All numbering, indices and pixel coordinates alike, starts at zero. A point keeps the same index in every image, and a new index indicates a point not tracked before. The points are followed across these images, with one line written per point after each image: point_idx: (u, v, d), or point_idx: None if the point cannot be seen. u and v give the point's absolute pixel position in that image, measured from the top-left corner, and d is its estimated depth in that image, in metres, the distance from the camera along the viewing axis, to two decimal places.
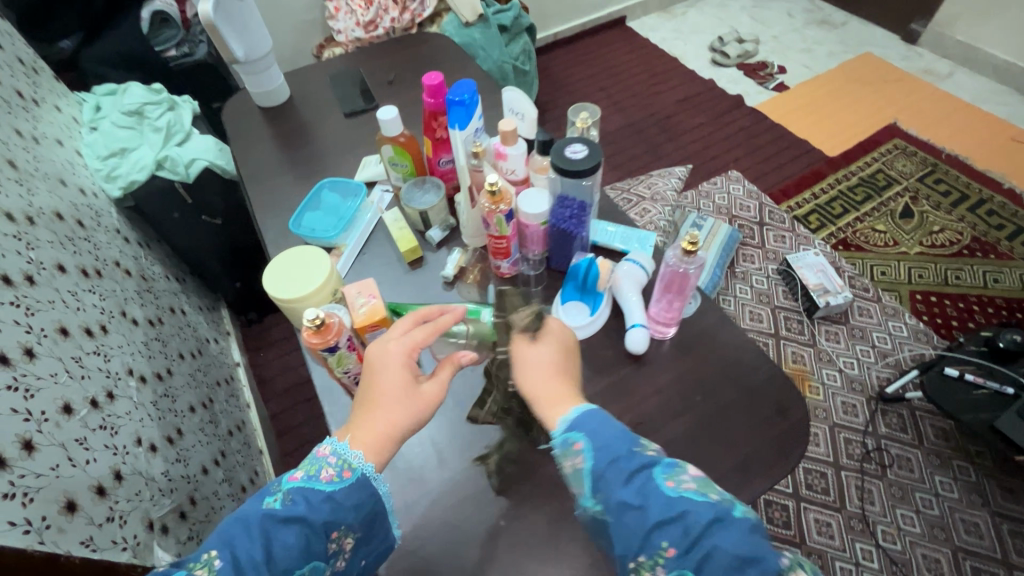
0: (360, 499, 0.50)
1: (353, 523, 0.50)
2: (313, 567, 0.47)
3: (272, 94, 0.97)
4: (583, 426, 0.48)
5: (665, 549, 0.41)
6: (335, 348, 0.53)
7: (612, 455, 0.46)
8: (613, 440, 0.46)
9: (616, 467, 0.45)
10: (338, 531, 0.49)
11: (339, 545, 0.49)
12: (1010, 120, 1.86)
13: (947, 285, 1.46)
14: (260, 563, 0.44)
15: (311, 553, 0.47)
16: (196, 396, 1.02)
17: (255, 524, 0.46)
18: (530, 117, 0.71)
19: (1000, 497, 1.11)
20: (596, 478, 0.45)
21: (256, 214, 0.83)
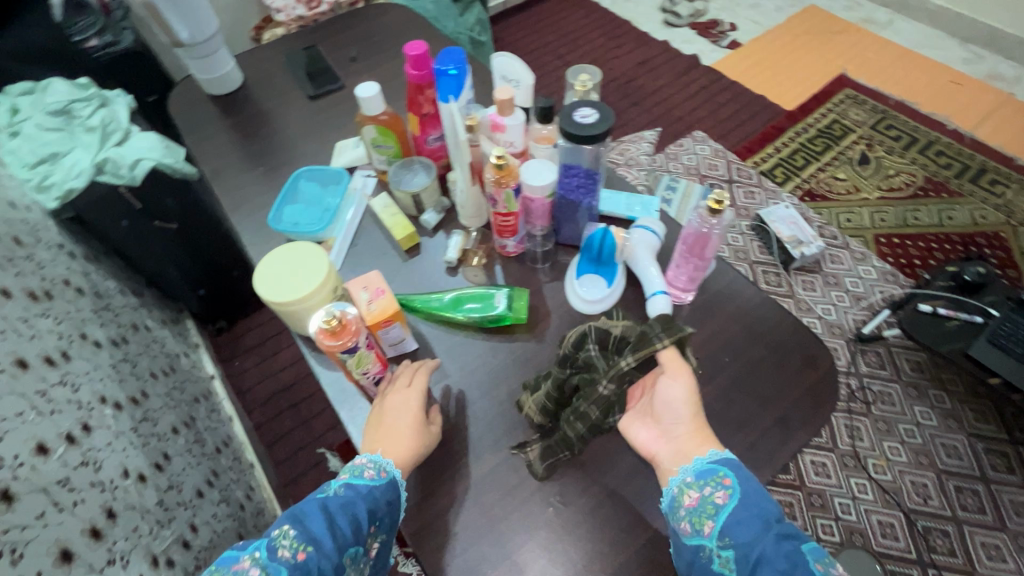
0: (394, 494, 0.51)
1: (386, 519, 0.51)
2: (358, 555, 0.47)
3: (223, 81, 0.88)
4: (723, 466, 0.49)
5: None
6: (355, 350, 0.49)
7: (757, 507, 0.45)
8: (761, 497, 0.46)
9: (761, 523, 0.44)
10: (376, 525, 0.50)
11: (371, 544, 0.50)
12: (948, 63, 1.95)
13: (907, 226, 1.53)
14: (326, 532, 0.45)
15: (359, 538, 0.47)
16: (178, 416, 0.95)
17: (314, 503, 0.47)
18: (525, 84, 0.68)
19: (974, 420, 1.19)
20: (733, 519, 0.45)
21: (227, 214, 0.76)
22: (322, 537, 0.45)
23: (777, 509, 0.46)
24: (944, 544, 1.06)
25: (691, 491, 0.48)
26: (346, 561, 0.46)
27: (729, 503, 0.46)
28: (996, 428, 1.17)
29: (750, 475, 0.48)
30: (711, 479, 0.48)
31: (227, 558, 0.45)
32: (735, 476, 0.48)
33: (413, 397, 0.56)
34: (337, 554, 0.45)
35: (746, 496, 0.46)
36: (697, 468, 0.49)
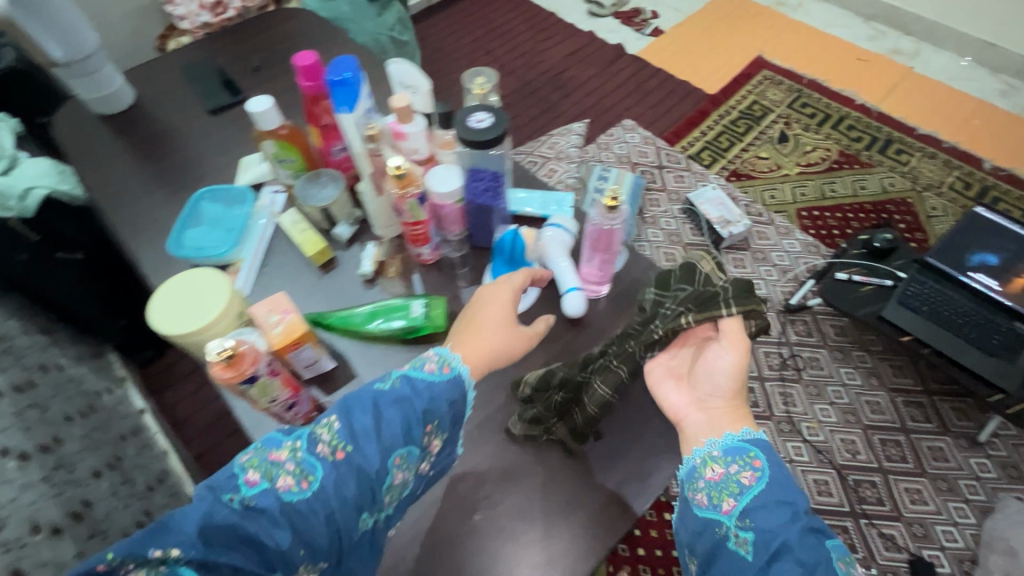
0: (452, 395, 0.52)
1: (444, 420, 0.52)
2: (409, 454, 0.49)
3: (111, 99, 0.82)
4: (761, 453, 0.54)
5: None
6: (255, 378, 0.45)
7: (784, 493, 0.50)
8: (787, 487, 0.51)
9: (786, 510, 0.49)
10: (432, 426, 0.51)
11: (429, 442, 0.52)
12: (854, 41, 2.05)
13: (826, 199, 1.62)
14: (369, 432, 0.48)
15: (407, 438, 0.49)
16: (99, 458, 0.89)
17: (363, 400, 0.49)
18: (423, 90, 0.68)
19: (892, 375, 1.27)
20: (754, 501, 0.50)
21: (125, 242, 0.72)
22: (364, 435, 0.48)
23: (802, 500, 0.50)
24: (874, 494, 1.13)
25: (718, 467, 0.54)
26: (392, 460, 0.48)
27: (755, 485, 0.51)
28: (913, 380, 1.26)
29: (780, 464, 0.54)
30: (741, 459, 0.53)
31: (274, 438, 0.49)
32: (765, 461, 0.53)
33: (507, 293, 0.57)
34: (379, 453, 0.48)
35: (773, 484, 0.51)
36: (728, 445, 0.55)
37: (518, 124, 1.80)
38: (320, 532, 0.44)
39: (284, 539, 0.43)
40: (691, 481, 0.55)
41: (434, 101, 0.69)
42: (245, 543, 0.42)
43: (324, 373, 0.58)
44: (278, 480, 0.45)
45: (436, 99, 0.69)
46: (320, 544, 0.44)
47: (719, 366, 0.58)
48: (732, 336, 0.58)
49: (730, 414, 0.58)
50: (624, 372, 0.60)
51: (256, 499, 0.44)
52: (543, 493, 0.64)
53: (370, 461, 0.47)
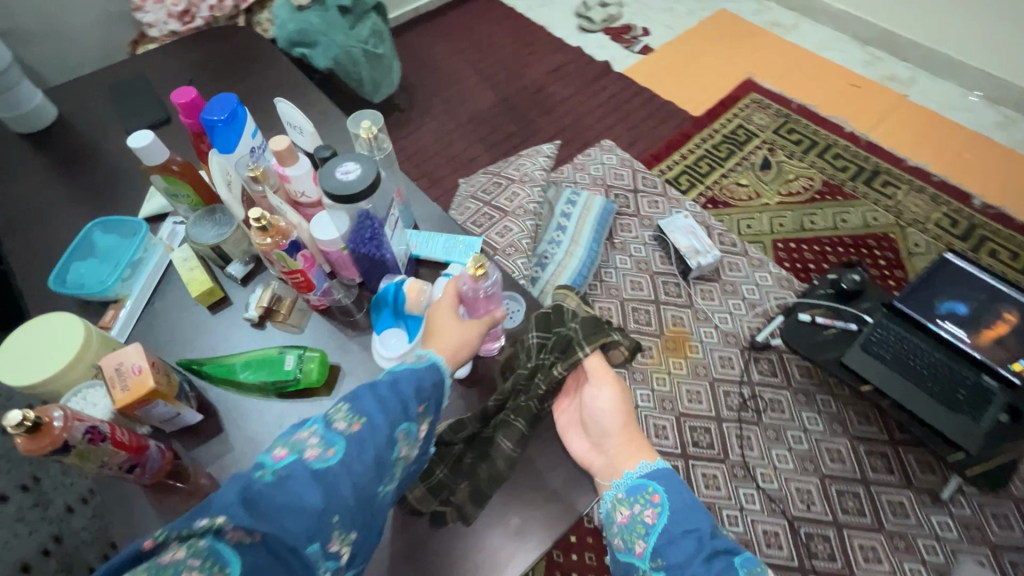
0: (442, 372, 0.52)
1: (433, 401, 0.51)
2: (409, 429, 0.49)
3: (30, 116, 0.80)
4: (661, 484, 0.57)
5: None
6: (68, 450, 0.42)
7: (688, 521, 0.53)
8: (690, 514, 0.54)
9: (692, 540, 0.52)
10: (424, 403, 0.50)
11: (421, 422, 0.51)
12: (848, 66, 1.97)
13: (803, 230, 1.56)
14: (375, 409, 0.46)
15: (408, 410, 0.48)
16: (11, 480, 0.87)
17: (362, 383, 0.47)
18: (308, 130, 0.64)
19: (856, 423, 1.21)
20: (662, 536, 0.53)
21: (19, 267, 0.70)
22: (369, 411, 0.46)
23: (708, 520, 0.54)
24: (825, 548, 1.08)
25: (624, 509, 0.57)
26: (398, 433, 0.47)
27: (658, 522, 0.54)
28: (878, 429, 1.20)
29: (682, 488, 0.56)
30: (641, 497, 0.56)
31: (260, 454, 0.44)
32: (662, 494, 0.56)
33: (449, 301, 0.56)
34: (386, 427, 0.46)
35: (675, 514, 0.54)
36: (629, 485, 0.58)
37: (494, 140, 1.77)
38: (340, 504, 0.42)
39: (317, 505, 0.40)
40: (608, 523, 0.59)
41: (319, 141, 0.64)
42: (277, 516, 0.39)
43: (191, 425, 0.55)
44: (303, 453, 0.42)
45: (320, 139, 0.65)
46: (348, 512, 0.42)
47: (598, 403, 0.62)
48: (598, 370, 0.63)
49: (629, 447, 0.60)
50: (523, 424, 0.62)
51: (288, 470, 0.41)
52: (417, 561, 0.59)
53: (381, 433, 0.45)
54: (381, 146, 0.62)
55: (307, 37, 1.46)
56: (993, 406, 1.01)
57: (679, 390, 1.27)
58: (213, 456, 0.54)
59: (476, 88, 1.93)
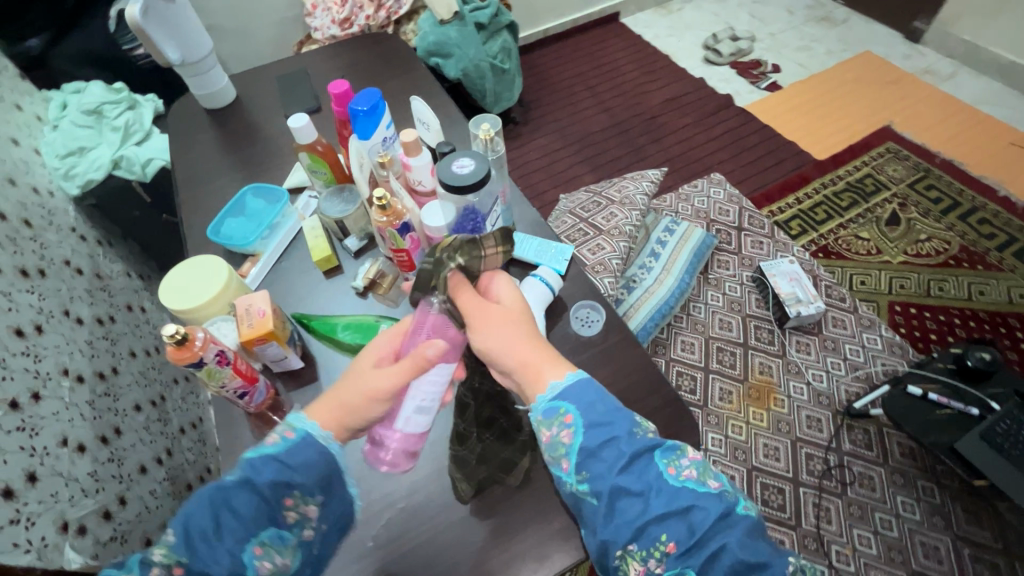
0: (311, 455, 0.46)
1: (311, 485, 0.46)
2: (274, 536, 0.44)
3: (217, 95, 0.97)
4: (573, 396, 0.47)
5: (665, 539, 0.42)
6: (201, 364, 0.49)
7: (604, 424, 0.46)
8: (608, 421, 0.46)
9: (613, 447, 0.45)
10: (294, 495, 0.45)
11: (300, 513, 0.46)
12: (1014, 124, 1.74)
13: (928, 297, 1.40)
14: (209, 535, 0.41)
15: (263, 520, 0.43)
16: (145, 394, 1.03)
17: (202, 497, 0.43)
18: (434, 128, 0.71)
19: (963, 521, 1.07)
20: (585, 454, 0.45)
21: (185, 218, 0.83)
22: (203, 540, 0.41)
23: (627, 417, 0.47)
24: None
25: (542, 430, 0.47)
26: (254, 551, 0.42)
27: (576, 438, 0.46)
28: (990, 535, 1.05)
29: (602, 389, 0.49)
30: (555, 417, 0.47)
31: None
32: (577, 412, 0.46)
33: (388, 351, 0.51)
34: (229, 553, 0.41)
35: (592, 427, 0.46)
36: (543, 406, 0.48)
37: (599, 161, 1.80)
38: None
39: None
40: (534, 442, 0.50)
41: (442, 138, 0.71)
42: None
43: (292, 370, 0.62)
44: None
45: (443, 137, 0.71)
46: None
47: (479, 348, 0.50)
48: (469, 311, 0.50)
49: (548, 364, 0.49)
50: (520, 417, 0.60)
51: None
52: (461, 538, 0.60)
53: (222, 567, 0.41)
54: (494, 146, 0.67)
55: (443, 49, 1.58)
56: None
57: (755, 443, 1.19)
58: (306, 400, 0.60)
59: (590, 110, 1.97)
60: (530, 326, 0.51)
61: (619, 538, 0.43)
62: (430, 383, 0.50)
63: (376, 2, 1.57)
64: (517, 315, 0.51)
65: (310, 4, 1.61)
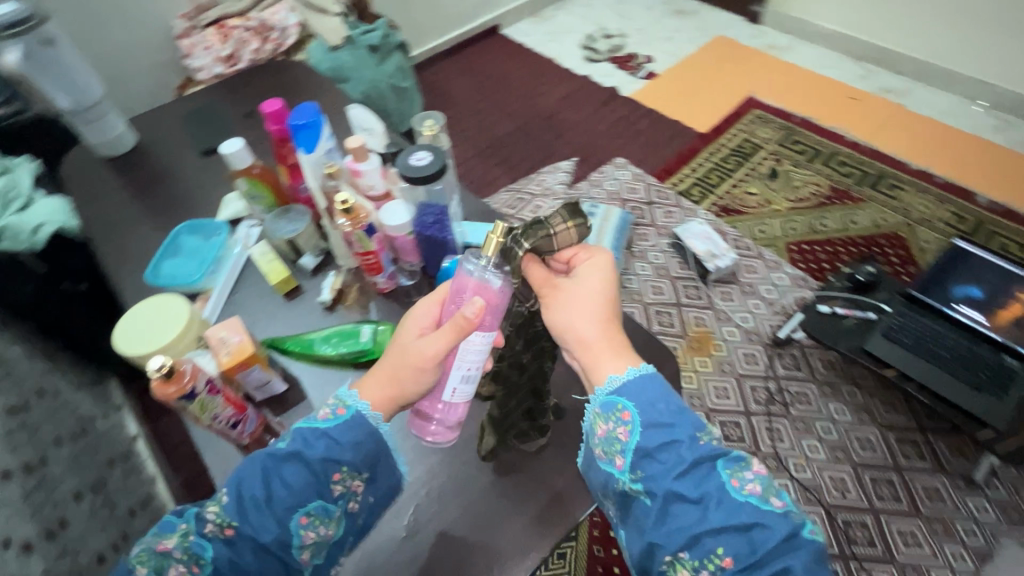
0: (357, 437, 0.51)
1: (356, 464, 0.51)
2: (319, 509, 0.50)
3: (115, 142, 0.91)
4: (637, 395, 0.51)
5: (719, 551, 0.45)
6: (193, 396, 0.48)
7: (666, 427, 0.49)
8: (671, 424, 0.49)
9: (673, 450, 0.48)
10: (340, 471, 0.51)
11: (346, 487, 0.51)
12: (845, 81, 2.06)
13: (815, 233, 1.62)
14: (260, 502, 0.48)
15: (310, 492, 0.49)
16: (83, 481, 0.91)
17: (258, 464, 0.49)
18: (378, 131, 0.77)
19: (884, 412, 1.24)
20: (643, 453, 0.49)
21: (112, 271, 0.78)
22: (255, 507, 0.48)
23: (689, 423, 0.50)
24: (863, 534, 1.09)
25: (601, 424, 0.52)
26: (300, 519, 0.49)
27: (633, 437, 0.50)
28: (906, 418, 1.22)
29: (667, 389, 0.52)
30: (613, 413, 0.51)
31: (170, 521, 0.51)
32: (635, 410, 0.50)
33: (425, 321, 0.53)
34: (277, 520, 0.48)
35: (650, 427, 0.50)
36: (603, 400, 0.52)
37: (512, 163, 1.87)
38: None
39: None
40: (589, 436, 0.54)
41: (388, 141, 0.77)
42: None
43: (276, 396, 0.61)
44: (167, 570, 0.47)
45: (389, 140, 0.77)
46: None
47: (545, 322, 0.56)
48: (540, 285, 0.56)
49: (612, 354, 0.54)
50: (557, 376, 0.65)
51: None
52: (480, 516, 0.63)
53: (270, 531, 0.48)
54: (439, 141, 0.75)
55: (340, 74, 1.58)
56: (1018, 383, 1.04)
57: (707, 387, 1.30)
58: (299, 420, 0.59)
59: (492, 118, 2.04)
60: (607, 311, 0.55)
61: (671, 542, 0.46)
62: (472, 357, 0.52)
63: (261, 35, 1.53)
64: (597, 296, 0.55)
65: (188, 44, 1.53)
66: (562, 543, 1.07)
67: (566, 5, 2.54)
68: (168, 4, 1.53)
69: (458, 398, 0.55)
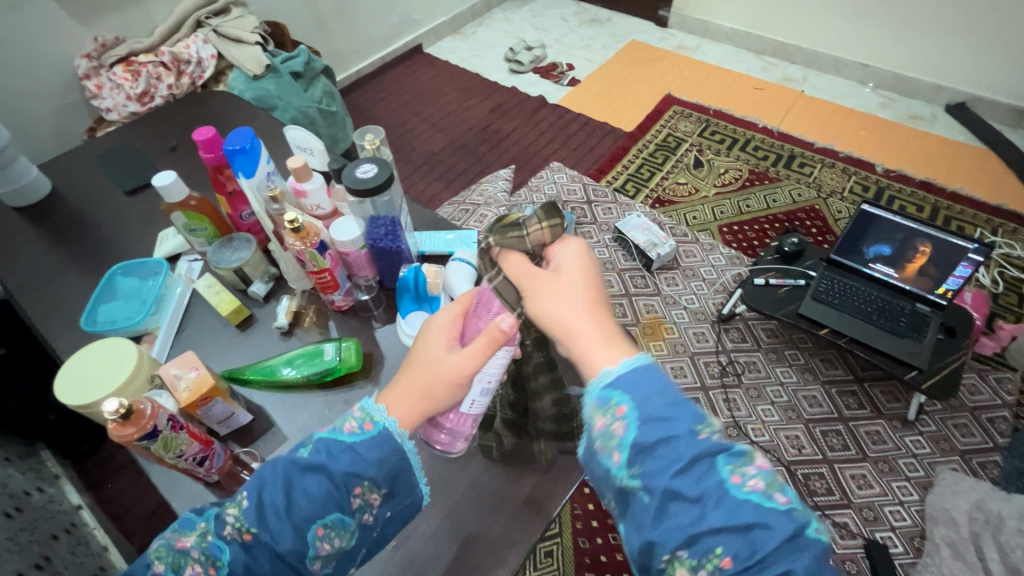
0: (382, 452, 0.50)
1: (377, 477, 0.50)
2: (336, 521, 0.48)
3: (29, 189, 0.86)
4: (632, 388, 0.48)
5: (720, 551, 0.42)
6: (155, 434, 0.48)
7: (664, 421, 0.46)
8: (670, 419, 0.46)
9: (671, 446, 0.45)
10: (363, 485, 0.49)
11: (365, 501, 0.50)
12: (749, 73, 2.23)
13: (742, 214, 1.73)
14: (280, 510, 0.46)
15: (330, 505, 0.47)
16: (25, 559, 0.83)
17: (281, 471, 0.48)
18: (318, 150, 0.77)
19: (824, 369, 1.34)
20: (639, 448, 0.46)
21: (41, 325, 0.72)
22: (274, 513, 0.46)
23: (688, 417, 0.46)
24: (823, 484, 1.17)
25: (597, 418, 0.49)
26: (317, 530, 0.47)
27: (630, 433, 0.46)
28: (843, 371, 1.33)
29: (663, 380, 0.49)
30: (609, 407, 0.48)
31: (189, 519, 0.51)
32: (631, 404, 0.47)
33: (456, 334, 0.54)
34: (294, 529, 0.46)
35: (648, 421, 0.46)
36: (598, 394, 0.49)
37: (451, 177, 1.89)
38: None
39: None
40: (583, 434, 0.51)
41: (329, 160, 0.77)
42: None
43: (241, 427, 0.60)
44: (184, 569, 0.47)
45: (330, 158, 0.78)
46: None
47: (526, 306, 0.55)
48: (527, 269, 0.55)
49: (601, 342, 0.52)
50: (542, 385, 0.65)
51: None
52: (467, 514, 0.63)
53: (287, 540, 0.46)
54: (380, 154, 0.76)
55: (265, 103, 1.54)
56: (931, 327, 1.17)
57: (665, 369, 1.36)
58: (269, 447, 0.59)
59: (425, 135, 2.06)
60: (591, 300, 0.54)
61: (668, 542, 0.43)
62: (496, 367, 0.55)
63: (175, 69, 1.46)
64: (580, 286, 0.54)
65: (94, 85, 1.45)
66: (547, 541, 1.08)
67: (485, 22, 2.61)
68: (68, 43, 1.44)
69: (475, 408, 0.58)
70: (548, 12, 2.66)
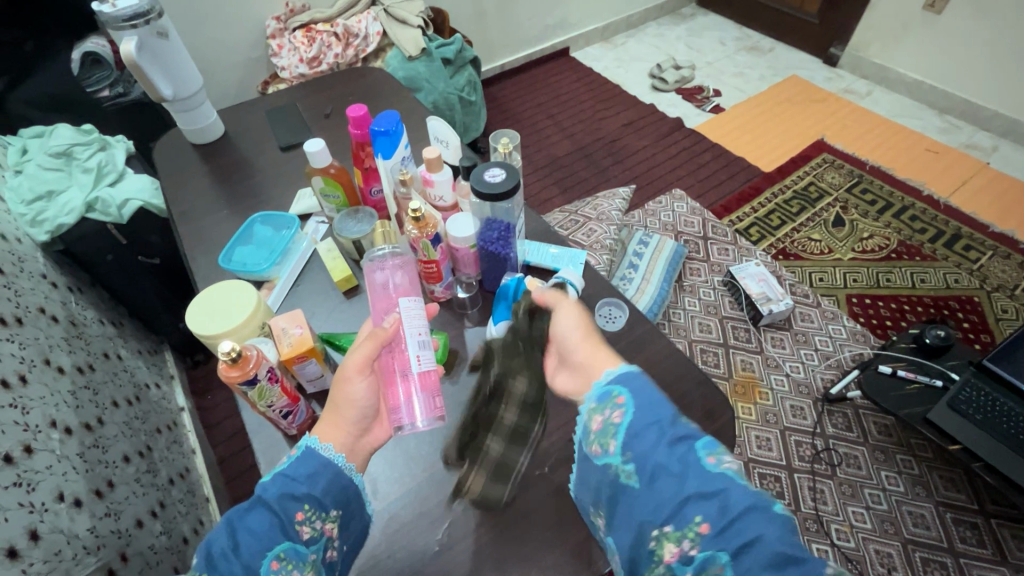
0: (313, 466, 0.49)
1: (319, 498, 0.48)
2: (290, 551, 0.45)
3: (206, 131, 0.98)
4: (627, 383, 0.48)
5: (700, 520, 0.39)
6: (255, 381, 0.52)
7: (653, 409, 0.45)
8: (655, 404, 0.46)
9: (656, 429, 0.44)
10: (304, 510, 0.47)
11: (316, 529, 0.48)
12: (925, 133, 1.96)
13: (879, 287, 1.54)
14: (228, 553, 0.44)
15: (277, 534, 0.45)
16: (132, 445, 0.94)
17: (222, 520, 0.46)
18: (453, 144, 0.79)
19: (942, 487, 1.15)
20: (634, 433, 0.44)
21: (188, 251, 0.82)
22: (222, 559, 0.44)
23: (671, 410, 0.46)
24: None
25: (595, 415, 0.48)
26: (270, 565, 0.44)
27: (627, 419, 0.45)
28: (967, 497, 1.14)
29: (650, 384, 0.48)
30: (607, 400, 0.47)
31: None
32: (628, 393, 0.47)
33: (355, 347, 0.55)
34: (246, 568, 0.44)
35: (642, 409, 0.46)
36: (597, 393, 0.49)
37: (568, 184, 1.88)
38: None
39: None
40: (581, 440, 0.49)
41: (461, 154, 0.79)
42: None
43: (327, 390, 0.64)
44: None
45: (463, 153, 0.79)
46: None
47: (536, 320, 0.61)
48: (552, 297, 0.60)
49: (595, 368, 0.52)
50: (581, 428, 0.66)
51: None
52: (516, 542, 0.59)
53: None
54: (511, 160, 0.76)
55: (413, 83, 1.63)
56: None
57: (748, 436, 1.25)
58: None
59: (552, 138, 2.06)
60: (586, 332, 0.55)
61: (655, 516, 0.40)
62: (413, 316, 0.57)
63: (344, 41, 1.59)
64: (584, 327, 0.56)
65: (277, 44, 1.62)
66: None
67: (637, 33, 2.56)
68: (265, 6, 1.62)
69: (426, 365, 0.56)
70: (705, 32, 2.54)
